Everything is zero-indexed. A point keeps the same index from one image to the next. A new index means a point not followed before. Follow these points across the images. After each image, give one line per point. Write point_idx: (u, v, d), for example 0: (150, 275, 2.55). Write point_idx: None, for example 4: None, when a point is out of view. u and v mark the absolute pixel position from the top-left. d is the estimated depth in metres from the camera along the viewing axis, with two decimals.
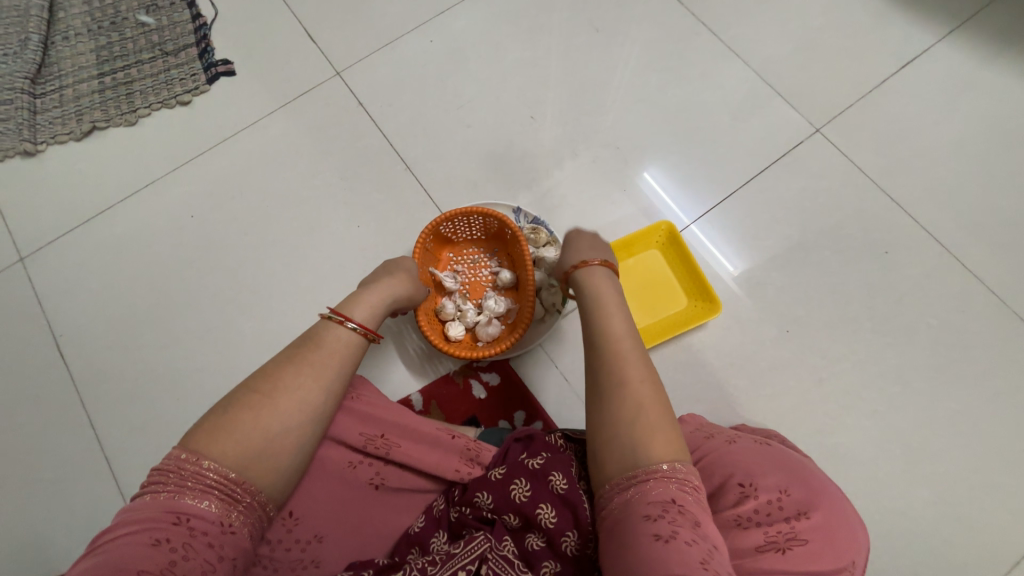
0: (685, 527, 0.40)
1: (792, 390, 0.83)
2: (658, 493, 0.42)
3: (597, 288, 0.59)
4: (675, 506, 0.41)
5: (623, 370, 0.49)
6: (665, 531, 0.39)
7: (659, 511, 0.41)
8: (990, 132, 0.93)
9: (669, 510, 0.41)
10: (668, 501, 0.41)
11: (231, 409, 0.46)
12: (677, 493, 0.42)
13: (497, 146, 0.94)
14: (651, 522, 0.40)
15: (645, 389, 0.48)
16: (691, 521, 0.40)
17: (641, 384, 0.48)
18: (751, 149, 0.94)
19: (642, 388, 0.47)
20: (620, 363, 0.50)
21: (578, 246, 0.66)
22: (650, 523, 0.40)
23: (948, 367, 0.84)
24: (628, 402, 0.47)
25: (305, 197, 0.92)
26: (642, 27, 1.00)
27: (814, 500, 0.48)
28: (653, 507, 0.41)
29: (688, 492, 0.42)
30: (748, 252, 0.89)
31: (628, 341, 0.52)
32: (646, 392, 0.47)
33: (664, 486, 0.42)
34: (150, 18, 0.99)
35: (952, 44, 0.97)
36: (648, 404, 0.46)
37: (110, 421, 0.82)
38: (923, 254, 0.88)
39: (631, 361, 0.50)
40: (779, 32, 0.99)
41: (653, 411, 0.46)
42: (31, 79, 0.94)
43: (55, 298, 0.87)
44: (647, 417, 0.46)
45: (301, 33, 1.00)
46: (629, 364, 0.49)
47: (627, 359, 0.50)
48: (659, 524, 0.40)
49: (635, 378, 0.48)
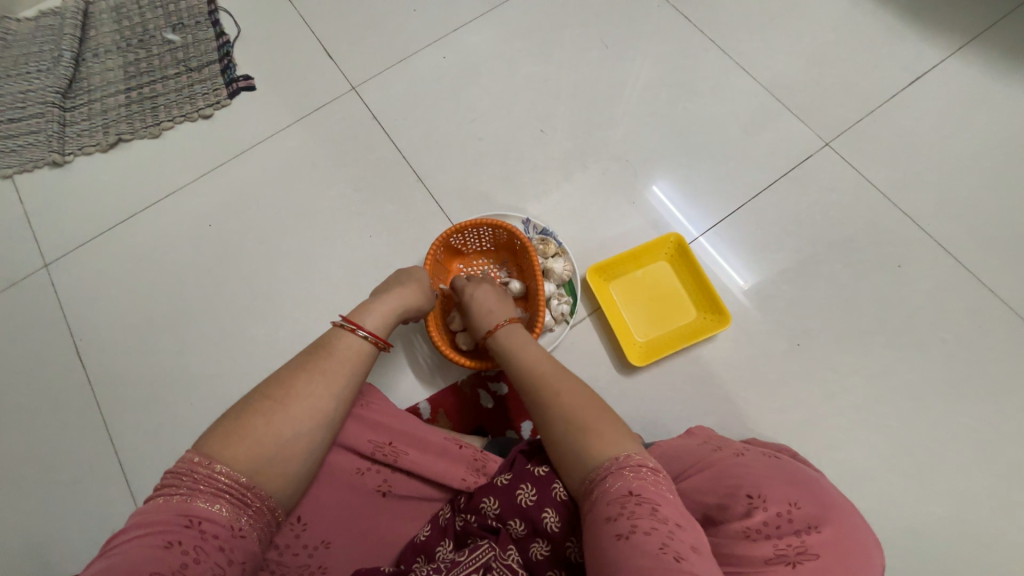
0: (644, 517, 0.40)
1: (803, 405, 0.82)
2: (615, 490, 0.43)
3: (506, 342, 0.61)
4: (632, 499, 0.41)
5: (549, 387, 0.52)
6: (625, 528, 0.40)
7: (617, 509, 0.41)
8: (1004, 146, 0.93)
9: (627, 505, 0.41)
10: (624, 495, 0.42)
11: (243, 415, 0.47)
12: (633, 483, 0.42)
13: (508, 159, 0.96)
14: (612, 522, 0.41)
15: (574, 393, 0.50)
16: (649, 508, 0.41)
17: (569, 394, 0.50)
18: (760, 162, 0.94)
19: (573, 394, 0.50)
20: (543, 383, 0.53)
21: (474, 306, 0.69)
22: (611, 524, 0.41)
23: (965, 384, 0.82)
24: (560, 413, 0.49)
25: (319, 207, 0.94)
26: (652, 42, 1.01)
27: (825, 515, 0.48)
28: (612, 507, 0.42)
29: (643, 479, 0.43)
30: (757, 264, 0.89)
31: (543, 360, 0.56)
32: (578, 396, 0.50)
33: (620, 480, 0.43)
34: (176, 36, 1.04)
35: (965, 58, 0.97)
36: (578, 409, 0.49)
37: (125, 425, 0.83)
38: (937, 268, 0.87)
39: (550, 376, 0.53)
40: (788, 47, 1.00)
41: (588, 414, 0.48)
42: (62, 93, 0.99)
43: (77, 303, 0.90)
44: (584, 418, 0.48)
45: (319, 49, 1.03)
46: (554, 381, 0.52)
47: (547, 376, 0.53)
48: (619, 523, 0.40)
49: (560, 389, 0.51)
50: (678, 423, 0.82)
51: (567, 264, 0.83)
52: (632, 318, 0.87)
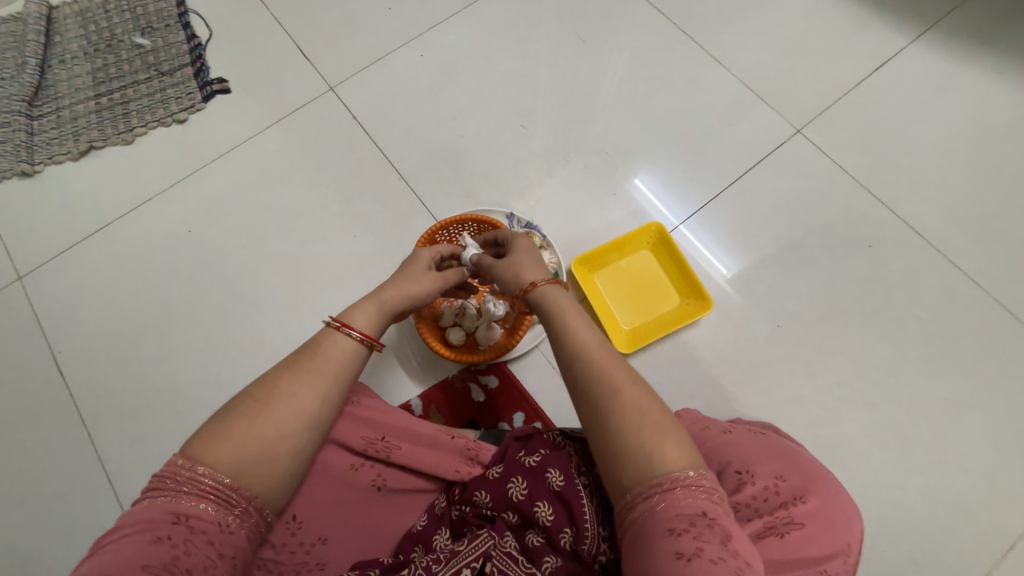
0: (713, 543, 0.39)
1: (785, 383, 0.85)
2: (687, 505, 0.41)
3: (552, 308, 0.55)
4: (705, 520, 0.40)
5: (612, 379, 0.48)
6: (689, 548, 0.39)
7: (687, 526, 0.40)
8: (967, 129, 0.97)
9: (699, 525, 0.40)
10: (697, 514, 0.40)
11: (228, 416, 0.47)
12: (708, 506, 0.41)
13: (490, 155, 0.97)
14: (676, 537, 0.39)
15: (641, 393, 0.47)
16: (721, 537, 0.40)
17: (633, 389, 0.47)
18: (736, 151, 0.97)
19: (640, 395, 0.47)
20: (606, 371, 0.48)
21: (511, 264, 0.63)
22: (675, 539, 0.39)
23: (937, 357, 0.85)
24: (628, 409, 0.46)
25: (302, 209, 0.94)
26: (627, 36, 1.03)
27: (810, 486, 0.50)
28: (681, 522, 0.40)
29: (719, 507, 0.41)
30: (737, 250, 0.92)
31: (607, 347, 0.50)
32: (645, 398, 0.47)
33: (692, 497, 0.41)
34: (146, 40, 1.02)
35: (927, 45, 1.01)
36: (648, 409, 0.46)
37: (111, 436, 0.82)
38: (907, 247, 0.91)
39: (617, 366, 0.49)
40: (759, 39, 1.03)
41: (657, 416, 0.46)
42: (29, 101, 0.96)
43: (54, 315, 0.88)
44: (652, 423, 0.45)
45: (295, 51, 1.03)
46: (616, 372, 0.48)
47: (613, 366, 0.49)
48: (684, 541, 0.39)
49: (626, 385, 0.47)
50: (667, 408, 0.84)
51: (553, 256, 0.84)
52: (618, 307, 0.89)
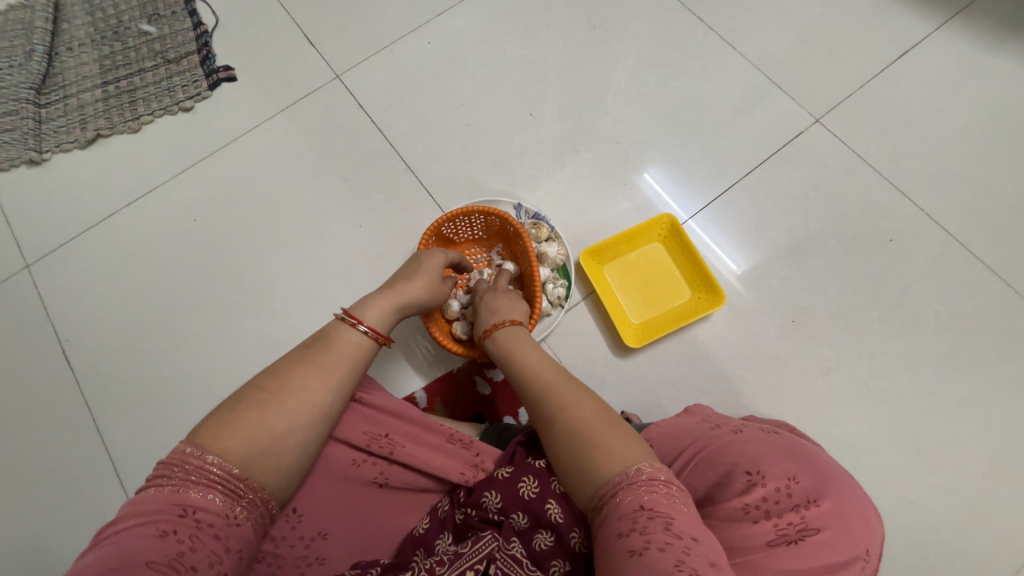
0: (658, 532, 0.40)
1: (798, 380, 0.82)
2: (626, 505, 0.42)
3: (511, 346, 0.58)
4: (644, 514, 0.41)
5: (558, 401, 0.50)
6: (638, 544, 0.39)
7: (630, 525, 0.41)
8: (994, 118, 0.93)
9: (640, 520, 0.41)
10: (637, 510, 0.41)
11: (239, 405, 0.46)
12: (645, 497, 0.42)
13: (497, 145, 0.95)
14: (625, 537, 0.40)
15: (582, 409, 0.49)
16: (663, 523, 0.40)
17: (579, 407, 0.49)
18: (750, 141, 0.94)
19: (579, 412, 0.49)
20: (550, 394, 0.51)
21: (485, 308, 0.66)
22: (624, 540, 0.40)
23: (958, 354, 0.82)
24: (572, 428, 0.48)
25: (306, 198, 0.93)
26: (640, 22, 1.00)
27: (824, 487, 0.48)
28: (624, 522, 0.41)
29: (655, 491, 0.42)
30: (750, 243, 0.89)
31: (549, 370, 0.53)
32: (584, 414, 0.49)
33: (631, 494, 0.42)
34: (152, 27, 1.01)
35: (952, 31, 0.97)
36: (590, 421, 0.48)
37: (116, 425, 0.82)
38: (927, 240, 0.88)
39: (556, 389, 0.51)
40: (777, 24, 0.99)
41: (598, 426, 0.47)
42: (37, 89, 0.96)
43: (62, 304, 0.88)
44: (591, 436, 0.47)
45: (300, 38, 1.01)
46: (560, 394, 0.51)
47: (555, 389, 0.51)
48: (632, 539, 0.40)
49: (569, 403, 0.50)
50: (674, 404, 0.82)
51: (561, 247, 0.83)
52: (626, 300, 0.87)
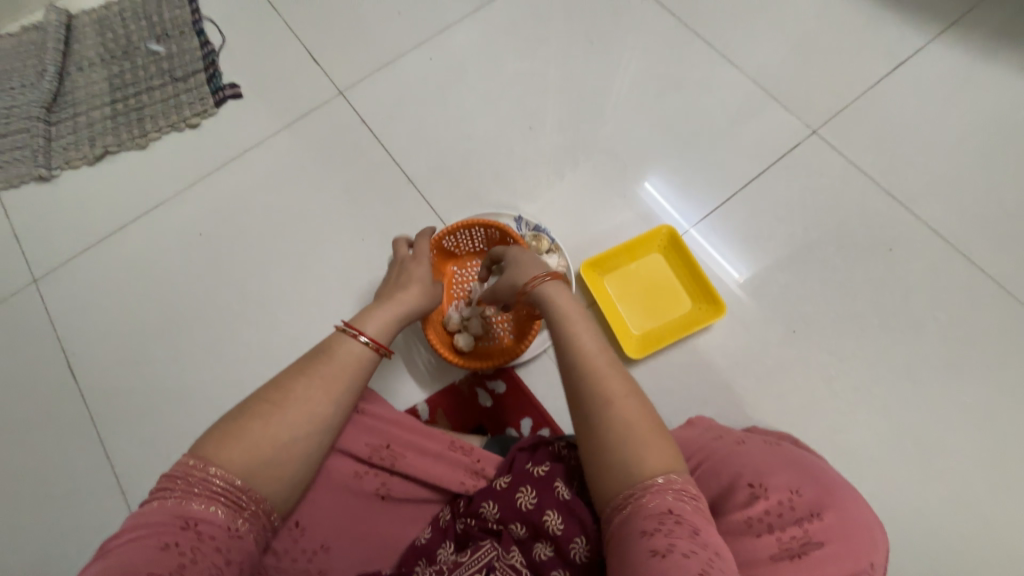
0: (684, 538, 0.40)
1: (800, 390, 0.82)
2: (655, 506, 0.42)
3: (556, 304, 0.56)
4: (672, 518, 0.41)
5: (604, 387, 0.48)
6: (663, 545, 0.39)
7: (657, 525, 0.40)
8: (990, 127, 0.93)
9: (667, 522, 0.40)
10: (665, 513, 0.41)
11: (242, 417, 0.47)
12: (675, 503, 0.42)
13: (497, 157, 0.96)
14: (649, 537, 0.40)
15: (626, 402, 0.47)
16: (689, 531, 0.40)
17: (625, 400, 0.47)
18: (748, 152, 0.95)
19: (624, 404, 0.47)
20: (596, 379, 0.49)
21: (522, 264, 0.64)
22: (648, 539, 0.40)
23: (960, 362, 0.82)
24: (613, 418, 0.46)
25: (309, 211, 0.94)
26: (638, 37, 1.02)
27: (828, 500, 0.47)
28: (650, 522, 0.41)
29: (685, 501, 0.42)
30: (750, 252, 0.90)
31: (600, 354, 0.51)
32: (629, 407, 0.47)
33: (662, 498, 0.42)
34: (160, 46, 1.03)
35: (946, 43, 0.98)
36: (632, 417, 0.46)
37: (120, 438, 0.83)
38: (927, 249, 0.88)
39: (605, 374, 0.49)
40: (773, 38, 1.01)
41: (640, 424, 0.46)
42: (47, 107, 0.98)
43: (68, 318, 0.89)
44: (632, 432, 0.45)
45: (304, 55, 1.03)
46: (607, 381, 0.48)
47: (604, 373, 0.49)
48: (657, 539, 0.40)
49: (615, 392, 0.48)
50: (677, 414, 0.82)
51: (561, 260, 0.83)
52: (627, 311, 0.87)
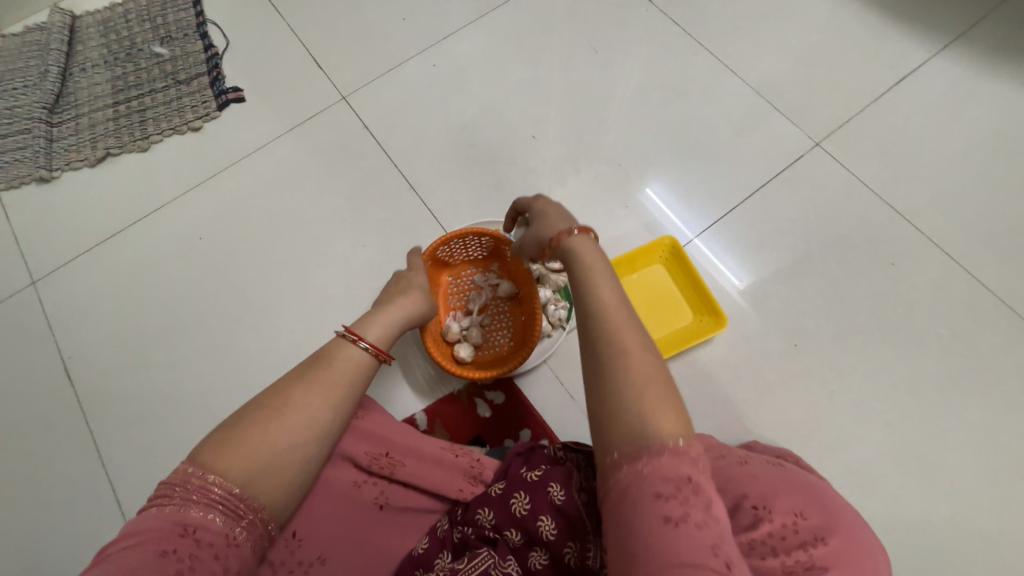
0: (698, 509, 0.37)
1: (801, 403, 0.81)
2: (675, 470, 0.38)
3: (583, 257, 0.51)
4: (689, 486, 0.38)
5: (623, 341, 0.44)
6: (677, 513, 0.36)
7: (674, 490, 0.37)
8: (993, 142, 0.93)
9: (684, 490, 0.37)
10: (683, 479, 0.38)
11: (241, 422, 0.46)
12: (693, 472, 0.38)
13: (500, 165, 0.96)
14: (664, 502, 0.37)
15: (645, 359, 0.43)
16: (704, 503, 0.37)
17: (644, 359, 0.43)
18: (751, 163, 0.95)
19: (643, 361, 0.43)
20: (615, 333, 0.45)
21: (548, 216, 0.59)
22: (663, 504, 0.37)
23: (962, 377, 0.82)
24: (631, 371, 0.42)
25: (310, 216, 0.94)
26: (642, 47, 1.02)
27: (831, 525, 0.47)
28: (667, 485, 0.37)
29: (703, 472, 0.39)
30: (752, 263, 0.89)
31: (621, 309, 0.47)
32: (647, 366, 0.43)
33: (681, 463, 0.38)
34: (164, 49, 1.03)
35: (949, 57, 0.98)
36: (651, 375, 0.43)
37: (116, 442, 0.82)
38: (929, 263, 0.88)
39: (625, 329, 0.45)
40: (777, 50, 1.01)
41: (659, 383, 0.42)
42: (49, 108, 0.98)
43: (66, 320, 0.88)
44: (650, 389, 0.42)
45: (308, 60, 1.03)
46: (627, 335, 0.45)
47: (624, 328, 0.45)
48: (672, 507, 0.37)
49: (635, 348, 0.44)
50: None
51: None
52: None
